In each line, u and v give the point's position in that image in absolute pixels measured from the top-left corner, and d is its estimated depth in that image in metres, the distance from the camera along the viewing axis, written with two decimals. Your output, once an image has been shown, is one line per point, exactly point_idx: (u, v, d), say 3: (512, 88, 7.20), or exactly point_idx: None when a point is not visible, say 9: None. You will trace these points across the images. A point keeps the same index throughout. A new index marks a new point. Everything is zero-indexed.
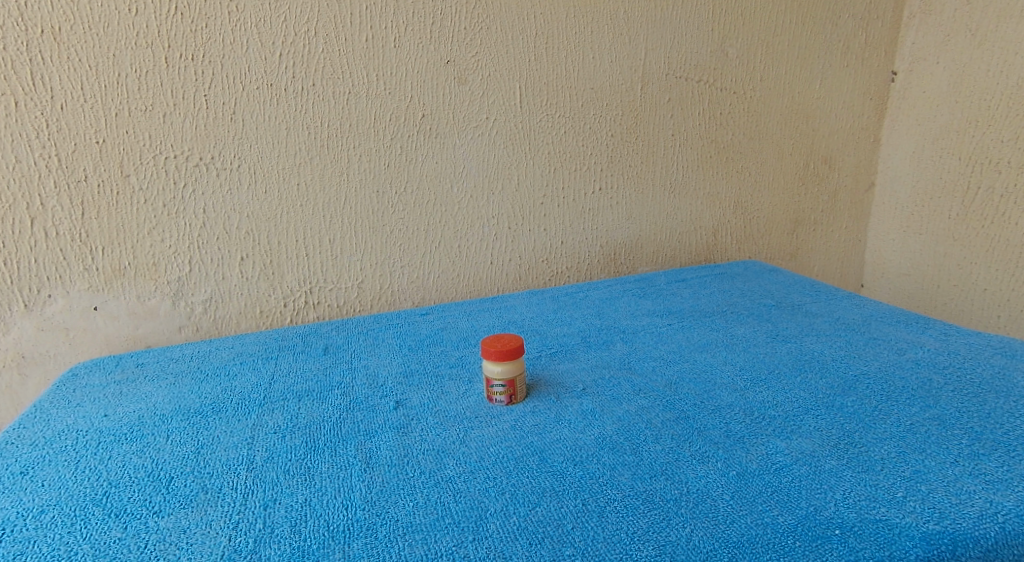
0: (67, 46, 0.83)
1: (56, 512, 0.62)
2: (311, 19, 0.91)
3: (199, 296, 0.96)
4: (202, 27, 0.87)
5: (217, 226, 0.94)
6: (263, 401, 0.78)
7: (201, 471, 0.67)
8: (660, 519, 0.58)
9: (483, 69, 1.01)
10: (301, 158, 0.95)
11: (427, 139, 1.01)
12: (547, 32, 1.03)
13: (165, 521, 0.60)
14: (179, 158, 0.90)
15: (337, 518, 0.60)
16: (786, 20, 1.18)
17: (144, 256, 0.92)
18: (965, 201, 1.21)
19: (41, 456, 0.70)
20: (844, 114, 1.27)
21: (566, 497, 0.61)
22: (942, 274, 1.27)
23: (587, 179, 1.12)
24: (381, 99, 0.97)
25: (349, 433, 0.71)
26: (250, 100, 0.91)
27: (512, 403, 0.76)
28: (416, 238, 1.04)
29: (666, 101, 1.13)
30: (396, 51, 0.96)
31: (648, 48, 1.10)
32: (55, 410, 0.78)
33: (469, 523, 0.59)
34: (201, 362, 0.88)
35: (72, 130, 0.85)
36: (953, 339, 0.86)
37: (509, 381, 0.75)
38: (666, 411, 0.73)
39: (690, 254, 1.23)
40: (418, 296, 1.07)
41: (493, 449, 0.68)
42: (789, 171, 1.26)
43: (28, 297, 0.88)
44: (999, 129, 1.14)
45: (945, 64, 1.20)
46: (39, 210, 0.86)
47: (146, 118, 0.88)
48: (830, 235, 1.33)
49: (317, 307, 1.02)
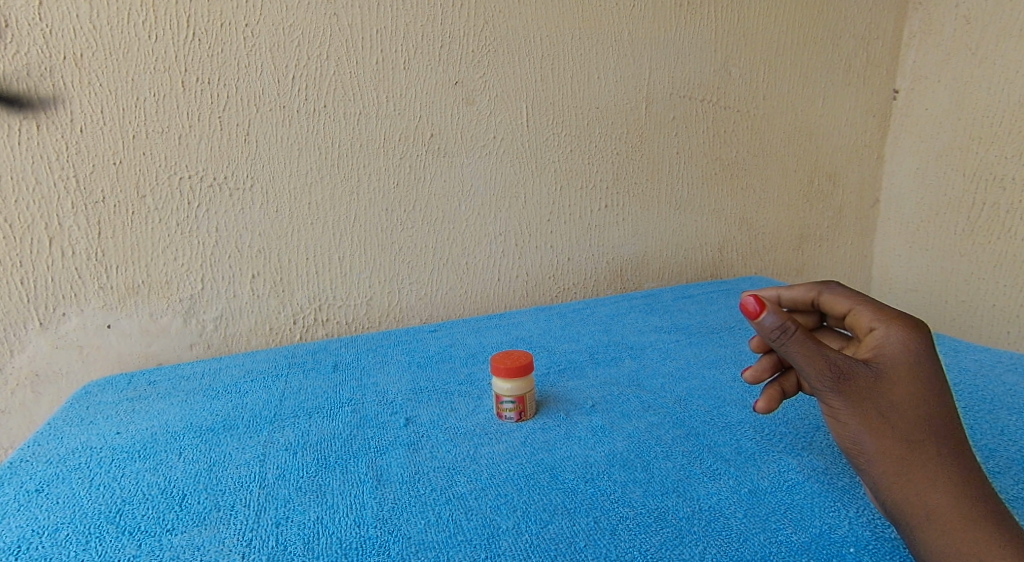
0: (88, 71, 0.85)
1: (71, 530, 0.62)
2: (323, 43, 0.93)
3: (211, 314, 0.97)
4: (218, 52, 0.89)
5: (230, 244, 0.95)
6: (273, 418, 0.79)
7: (213, 488, 0.67)
8: (673, 537, 0.58)
9: (491, 89, 1.03)
10: (311, 177, 0.97)
11: (436, 159, 1.02)
12: (553, 53, 1.05)
13: (179, 539, 0.61)
14: (193, 179, 0.92)
15: (349, 536, 0.60)
16: (788, 40, 1.19)
17: (157, 275, 0.93)
18: (970, 216, 1.21)
19: (56, 473, 0.70)
20: (847, 130, 1.28)
21: (579, 515, 0.61)
22: (950, 289, 1.27)
23: (593, 196, 1.13)
24: (391, 119, 0.99)
25: (360, 451, 0.72)
26: (263, 121, 0.93)
27: (522, 419, 0.76)
28: (424, 256, 1.05)
29: (670, 120, 1.14)
30: (406, 73, 0.98)
31: (652, 68, 1.11)
32: (68, 427, 0.79)
33: (481, 541, 0.59)
34: (212, 380, 0.89)
35: (90, 152, 0.87)
36: (963, 355, 0.86)
37: (519, 398, 0.75)
38: (676, 427, 0.73)
39: (696, 271, 1.24)
40: (427, 313, 1.08)
41: (504, 467, 0.68)
42: (793, 188, 1.27)
43: (44, 315, 0.90)
44: (1002, 145, 1.15)
45: (946, 83, 1.21)
46: (57, 230, 0.88)
47: (163, 140, 0.89)
48: (836, 251, 1.34)
49: (326, 324, 1.03)
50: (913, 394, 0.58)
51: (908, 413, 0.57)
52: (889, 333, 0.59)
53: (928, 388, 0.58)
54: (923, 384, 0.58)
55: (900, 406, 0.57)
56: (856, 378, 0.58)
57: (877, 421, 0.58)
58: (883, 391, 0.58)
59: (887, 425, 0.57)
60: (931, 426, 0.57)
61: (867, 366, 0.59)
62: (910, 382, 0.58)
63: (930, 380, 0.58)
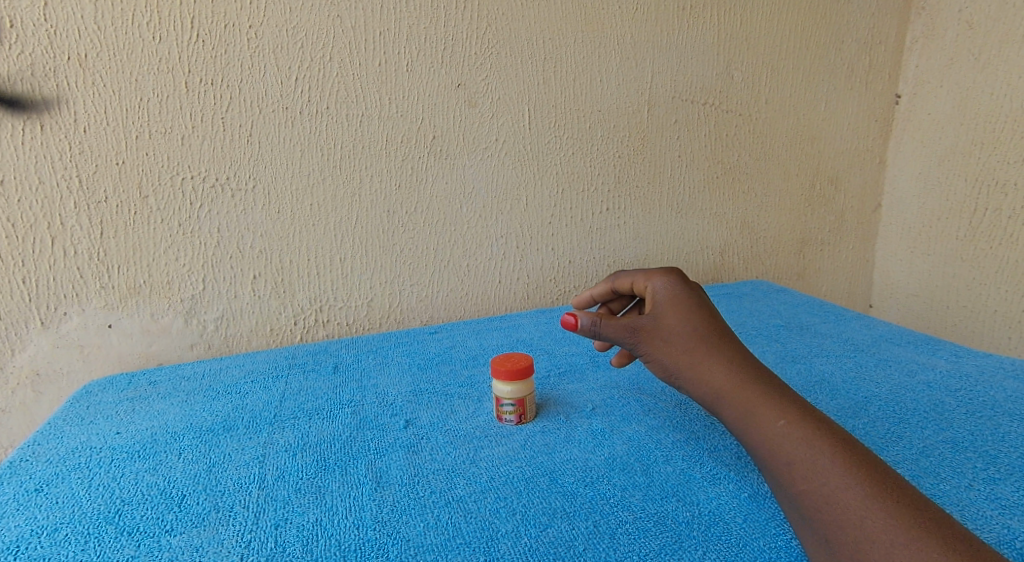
0: (92, 72, 0.85)
1: (70, 530, 0.62)
2: (326, 45, 0.93)
3: (212, 314, 0.97)
4: (221, 54, 0.89)
5: (231, 245, 0.95)
6: (273, 419, 0.79)
7: (213, 489, 0.67)
8: (673, 542, 0.58)
9: (493, 92, 1.03)
10: (313, 178, 0.97)
11: (438, 161, 1.02)
12: (556, 56, 1.05)
13: (178, 540, 0.61)
14: (195, 179, 0.92)
15: (348, 538, 0.60)
16: (791, 44, 1.19)
17: (159, 275, 0.93)
18: (972, 222, 1.21)
19: (56, 473, 0.70)
20: (849, 135, 1.28)
21: (578, 518, 0.61)
22: (951, 294, 1.26)
23: (595, 199, 1.13)
24: (393, 122, 0.99)
25: (359, 452, 0.72)
26: (266, 121, 0.93)
27: (522, 422, 0.76)
28: (425, 258, 1.05)
29: (672, 123, 1.14)
30: (408, 75, 0.98)
31: (655, 72, 1.11)
32: (68, 427, 0.79)
33: (480, 544, 0.59)
34: (213, 380, 0.89)
35: (93, 152, 0.87)
36: (964, 361, 0.86)
37: (519, 401, 0.75)
38: (676, 431, 0.73)
39: (697, 274, 1.24)
40: (427, 315, 1.08)
41: (504, 470, 0.68)
42: (795, 192, 1.27)
43: (45, 315, 0.90)
44: (1004, 151, 1.15)
45: (949, 88, 1.21)
46: (60, 230, 0.88)
47: (165, 141, 0.90)
48: (837, 255, 1.34)
49: (326, 325, 1.03)
50: (693, 320, 0.68)
51: (698, 337, 0.67)
52: (655, 283, 0.72)
53: (702, 312, 0.69)
54: (698, 311, 0.69)
55: (689, 330, 0.67)
56: (643, 326, 0.69)
57: (676, 352, 0.67)
58: (670, 325, 0.68)
59: (686, 355, 0.67)
60: (721, 343, 0.67)
61: (651, 314, 0.70)
62: (686, 312, 0.69)
63: (701, 307, 0.69)
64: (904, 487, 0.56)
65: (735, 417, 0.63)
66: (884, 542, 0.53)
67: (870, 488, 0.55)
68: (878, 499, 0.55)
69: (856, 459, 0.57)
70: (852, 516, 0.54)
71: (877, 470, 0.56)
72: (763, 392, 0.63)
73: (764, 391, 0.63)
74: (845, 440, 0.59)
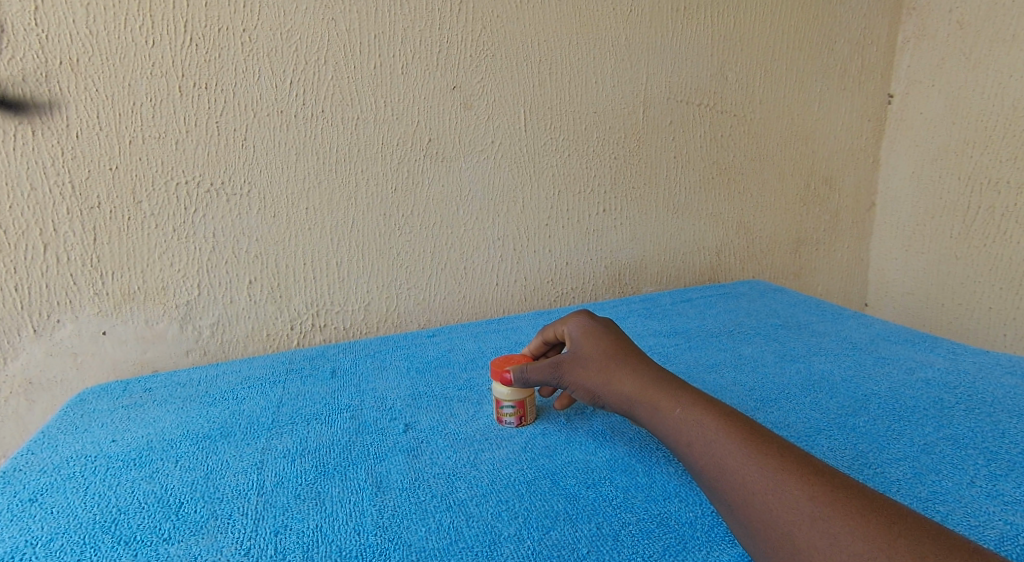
0: (84, 76, 0.84)
1: (65, 540, 0.62)
2: (320, 48, 0.93)
3: (207, 320, 0.96)
4: (215, 57, 0.89)
5: (227, 250, 0.94)
6: (271, 425, 0.78)
7: (211, 496, 0.66)
8: (676, 543, 0.58)
9: (489, 94, 1.03)
10: (309, 182, 0.96)
11: (434, 163, 1.02)
12: (551, 58, 1.05)
13: (176, 548, 0.60)
14: (190, 184, 0.91)
15: (349, 543, 0.60)
16: (784, 45, 1.20)
17: (154, 281, 0.92)
18: (966, 220, 1.22)
19: (50, 482, 0.69)
20: (843, 135, 1.29)
21: (581, 520, 0.61)
22: (946, 292, 1.27)
23: (591, 201, 1.13)
24: (388, 124, 0.98)
25: (359, 458, 0.71)
26: (261, 125, 0.92)
27: (523, 424, 0.76)
28: (422, 261, 1.05)
29: (667, 125, 1.14)
30: (404, 78, 0.98)
31: (649, 73, 1.11)
32: (62, 435, 0.78)
33: (483, 548, 0.58)
34: (209, 386, 0.88)
35: (86, 158, 0.86)
36: (961, 358, 0.87)
37: (518, 402, 0.75)
38: None
39: (694, 275, 1.24)
40: (425, 318, 1.08)
41: (505, 473, 0.67)
42: (790, 192, 1.27)
43: (38, 322, 0.89)
44: (997, 149, 1.16)
45: (940, 87, 1.22)
46: (52, 236, 0.87)
47: (159, 145, 0.89)
48: (833, 254, 1.34)
49: (323, 330, 1.02)
50: (602, 344, 0.73)
51: (607, 356, 0.72)
52: (569, 323, 0.77)
53: (611, 337, 0.74)
54: (608, 336, 0.74)
55: (599, 351, 0.72)
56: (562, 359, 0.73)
57: (591, 374, 0.71)
58: (584, 352, 0.73)
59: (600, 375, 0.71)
60: (628, 357, 0.71)
61: (569, 350, 0.74)
62: (598, 341, 0.74)
63: (611, 333, 0.74)
64: (791, 447, 0.59)
65: (645, 414, 0.67)
66: (766, 497, 0.55)
67: (753, 453, 0.58)
68: (771, 462, 0.57)
69: (750, 435, 0.60)
70: (738, 480, 0.57)
71: (760, 436, 0.60)
72: (662, 388, 0.67)
73: (665, 388, 0.67)
74: (734, 416, 0.62)
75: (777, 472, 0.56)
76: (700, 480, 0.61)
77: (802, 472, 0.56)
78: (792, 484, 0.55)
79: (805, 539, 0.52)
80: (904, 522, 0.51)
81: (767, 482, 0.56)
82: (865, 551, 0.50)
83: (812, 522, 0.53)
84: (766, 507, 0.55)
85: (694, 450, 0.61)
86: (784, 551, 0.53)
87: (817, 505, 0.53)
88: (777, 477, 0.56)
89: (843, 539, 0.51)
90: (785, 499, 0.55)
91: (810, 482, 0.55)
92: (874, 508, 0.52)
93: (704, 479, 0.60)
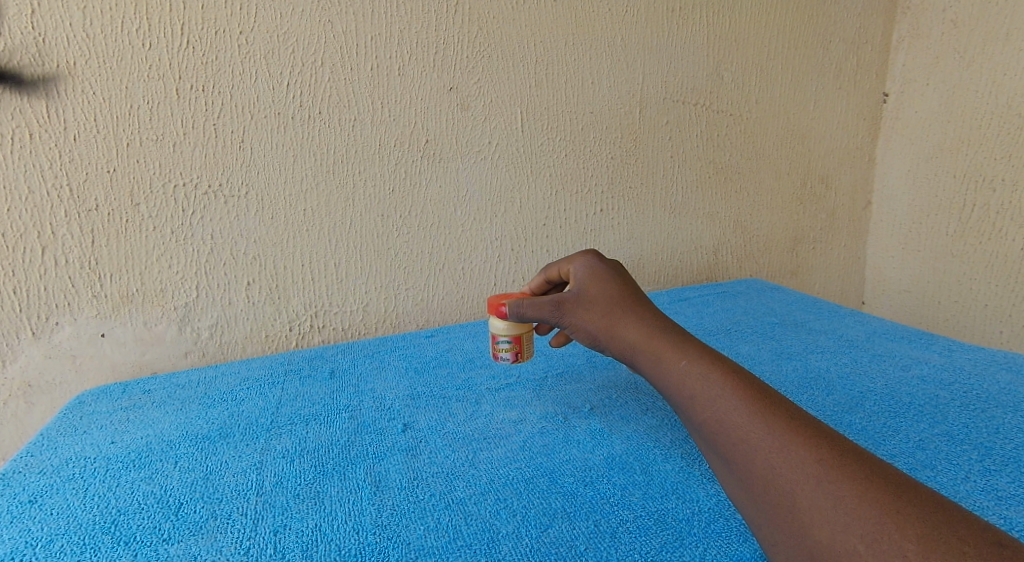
0: (82, 79, 0.85)
1: (65, 541, 0.62)
2: (317, 50, 0.93)
3: (205, 322, 0.96)
4: (212, 60, 0.89)
5: (225, 252, 0.95)
6: (270, 425, 0.78)
7: (210, 497, 0.67)
8: (673, 539, 0.59)
9: (485, 95, 1.03)
10: (307, 184, 0.96)
11: (431, 164, 1.02)
12: (547, 58, 1.05)
13: (176, 549, 0.60)
14: (187, 187, 0.91)
15: (348, 542, 0.60)
16: (779, 44, 1.20)
17: (152, 283, 0.93)
18: (961, 217, 1.22)
19: (50, 484, 0.70)
20: (839, 134, 1.29)
21: (578, 518, 0.61)
22: (942, 290, 1.27)
23: (588, 200, 1.13)
24: (386, 126, 0.99)
25: (358, 458, 0.71)
26: (258, 127, 0.93)
27: (517, 359, 0.80)
28: (420, 261, 1.05)
29: (664, 124, 1.15)
30: (401, 79, 0.98)
31: (646, 73, 1.12)
32: (61, 437, 0.78)
33: (481, 545, 0.59)
34: (207, 388, 0.88)
35: (84, 161, 0.87)
36: (957, 354, 0.87)
37: (515, 338, 0.79)
38: (675, 430, 0.73)
39: (691, 274, 1.24)
40: (423, 319, 1.08)
41: (503, 471, 0.68)
42: (787, 191, 1.27)
43: (37, 325, 0.89)
44: (991, 147, 1.16)
45: (935, 85, 1.22)
46: (50, 239, 0.87)
47: (157, 148, 0.89)
48: (829, 252, 1.34)
49: (322, 331, 1.03)
50: (608, 287, 0.74)
51: (612, 302, 0.72)
52: (574, 263, 0.77)
53: (616, 280, 0.74)
54: (614, 279, 0.74)
55: (606, 295, 0.73)
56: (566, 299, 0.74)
57: (595, 317, 0.72)
58: (589, 295, 0.74)
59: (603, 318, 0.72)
60: (633, 303, 0.72)
61: (573, 289, 0.75)
62: (604, 283, 0.74)
63: (618, 277, 0.75)
64: (794, 407, 0.59)
65: (647, 363, 0.68)
66: (769, 455, 0.56)
67: (757, 410, 0.59)
68: (776, 422, 0.58)
69: (754, 392, 0.60)
70: (740, 436, 0.58)
71: (764, 395, 0.60)
72: (667, 339, 0.67)
73: (670, 339, 0.67)
74: (738, 371, 0.63)
75: (782, 432, 0.57)
76: (699, 433, 0.62)
77: (807, 433, 0.56)
78: (796, 444, 0.56)
79: (808, 500, 0.53)
80: (911, 490, 0.52)
81: (772, 441, 0.57)
82: (875, 518, 0.50)
83: (817, 484, 0.53)
84: (769, 465, 0.56)
85: (696, 404, 0.62)
86: (785, 511, 0.54)
87: (823, 466, 0.54)
88: (782, 436, 0.56)
89: (848, 503, 0.52)
90: (788, 457, 0.55)
91: (816, 444, 0.55)
92: (881, 476, 0.53)
93: (705, 435, 0.61)
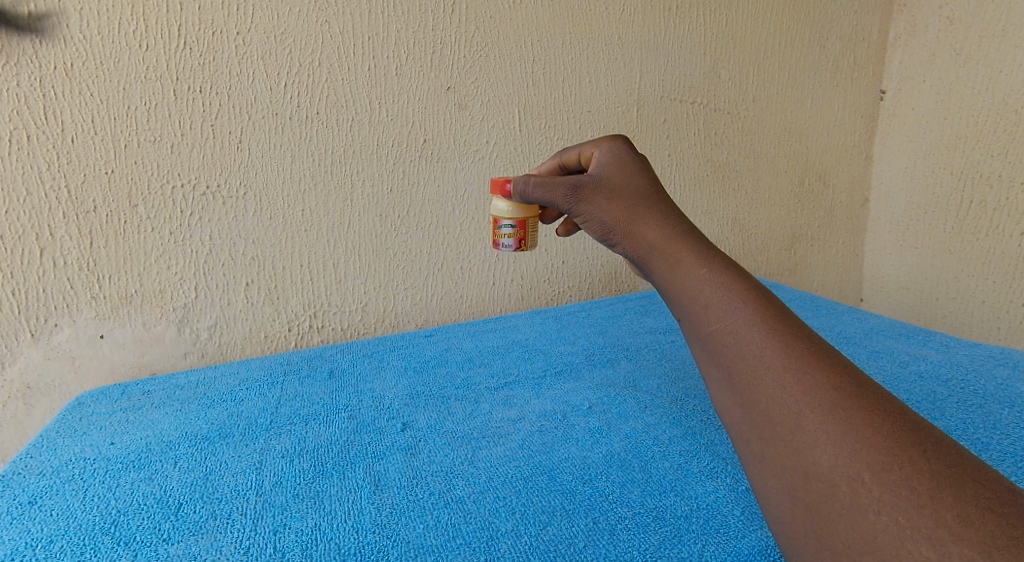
0: (79, 81, 0.85)
1: (65, 542, 0.62)
2: (315, 50, 0.93)
3: (204, 322, 0.96)
4: (210, 60, 0.89)
5: (224, 253, 0.95)
6: (269, 426, 0.78)
7: (210, 497, 0.67)
8: (672, 536, 0.59)
9: (483, 95, 1.03)
10: (305, 184, 0.97)
11: (429, 164, 1.02)
12: (546, 58, 1.05)
13: (176, 549, 0.60)
14: (186, 188, 0.91)
15: (348, 540, 0.60)
16: (776, 42, 1.20)
17: (151, 283, 0.93)
18: (958, 214, 1.22)
19: (50, 485, 0.70)
20: (836, 131, 1.29)
21: (577, 515, 0.61)
22: (940, 287, 1.28)
23: None
24: (384, 126, 0.99)
25: (357, 457, 0.71)
26: (256, 129, 0.93)
27: (517, 245, 0.80)
28: (419, 260, 1.05)
29: (662, 123, 1.15)
30: (399, 80, 0.98)
31: (644, 71, 1.12)
32: (61, 439, 0.78)
33: (481, 543, 0.59)
34: (207, 388, 0.88)
35: (82, 162, 0.87)
36: (954, 350, 0.87)
37: (518, 223, 0.79)
38: (674, 427, 0.74)
39: None
40: (422, 318, 1.09)
41: (502, 469, 0.68)
42: (784, 188, 1.28)
43: (36, 327, 0.89)
44: (988, 144, 1.17)
45: (932, 82, 1.23)
46: (49, 241, 0.87)
47: (155, 149, 0.89)
48: (827, 250, 1.35)
49: (321, 331, 1.03)
50: (634, 180, 0.69)
51: (637, 196, 0.67)
52: (600, 151, 0.72)
53: (643, 175, 0.69)
54: (641, 173, 0.69)
55: (630, 187, 0.68)
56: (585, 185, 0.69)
57: (615, 207, 0.67)
58: (612, 184, 0.69)
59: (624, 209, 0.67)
60: (658, 200, 0.67)
61: (596, 176, 0.70)
62: (630, 177, 0.69)
63: (646, 173, 0.69)
64: (812, 334, 0.55)
65: (660, 265, 0.63)
66: (782, 374, 0.52)
67: (774, 329, 0.55)
68: (795, 342, 0.54)
69: (774, 310, 0.56)
70: (753, 350, 0.54)
71: (784, 315, 0.56)
72: (689, 243, 0.63)
73: (692, 243, 0.63)
74: (760, 287, 0.58)
75: (800, 353, 0.53)
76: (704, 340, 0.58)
77: (826, 358, 0.53)
78: (814, 366, 0.52)
79: (815, 425, 0.50)
80: (925, 427, 0.48)
81: (787, 361, 0.53)
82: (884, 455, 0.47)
83: (829, 408, 0.50)
84: (779, 384, 0.52)
85: (709, 312, 0.58)
86: (785, 431, 0.51)
87: (839, 391, 0.50)
88: (800, 358, 0.53)
89: (859, 429, 0.48)
90: (804, 379, 0.52)
91: (835, 370, 0.52)
92: (897, 411, 0.49)
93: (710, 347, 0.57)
